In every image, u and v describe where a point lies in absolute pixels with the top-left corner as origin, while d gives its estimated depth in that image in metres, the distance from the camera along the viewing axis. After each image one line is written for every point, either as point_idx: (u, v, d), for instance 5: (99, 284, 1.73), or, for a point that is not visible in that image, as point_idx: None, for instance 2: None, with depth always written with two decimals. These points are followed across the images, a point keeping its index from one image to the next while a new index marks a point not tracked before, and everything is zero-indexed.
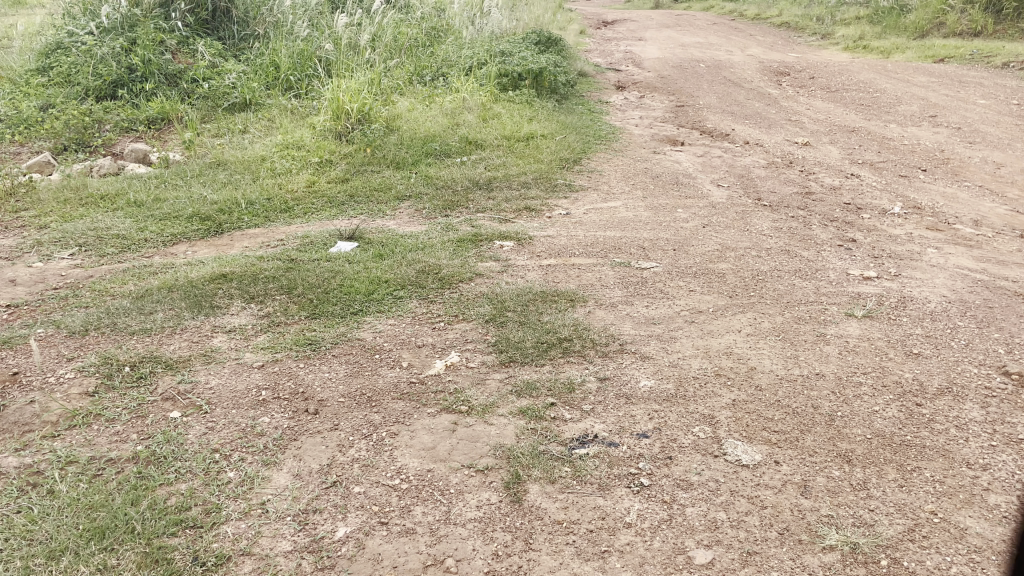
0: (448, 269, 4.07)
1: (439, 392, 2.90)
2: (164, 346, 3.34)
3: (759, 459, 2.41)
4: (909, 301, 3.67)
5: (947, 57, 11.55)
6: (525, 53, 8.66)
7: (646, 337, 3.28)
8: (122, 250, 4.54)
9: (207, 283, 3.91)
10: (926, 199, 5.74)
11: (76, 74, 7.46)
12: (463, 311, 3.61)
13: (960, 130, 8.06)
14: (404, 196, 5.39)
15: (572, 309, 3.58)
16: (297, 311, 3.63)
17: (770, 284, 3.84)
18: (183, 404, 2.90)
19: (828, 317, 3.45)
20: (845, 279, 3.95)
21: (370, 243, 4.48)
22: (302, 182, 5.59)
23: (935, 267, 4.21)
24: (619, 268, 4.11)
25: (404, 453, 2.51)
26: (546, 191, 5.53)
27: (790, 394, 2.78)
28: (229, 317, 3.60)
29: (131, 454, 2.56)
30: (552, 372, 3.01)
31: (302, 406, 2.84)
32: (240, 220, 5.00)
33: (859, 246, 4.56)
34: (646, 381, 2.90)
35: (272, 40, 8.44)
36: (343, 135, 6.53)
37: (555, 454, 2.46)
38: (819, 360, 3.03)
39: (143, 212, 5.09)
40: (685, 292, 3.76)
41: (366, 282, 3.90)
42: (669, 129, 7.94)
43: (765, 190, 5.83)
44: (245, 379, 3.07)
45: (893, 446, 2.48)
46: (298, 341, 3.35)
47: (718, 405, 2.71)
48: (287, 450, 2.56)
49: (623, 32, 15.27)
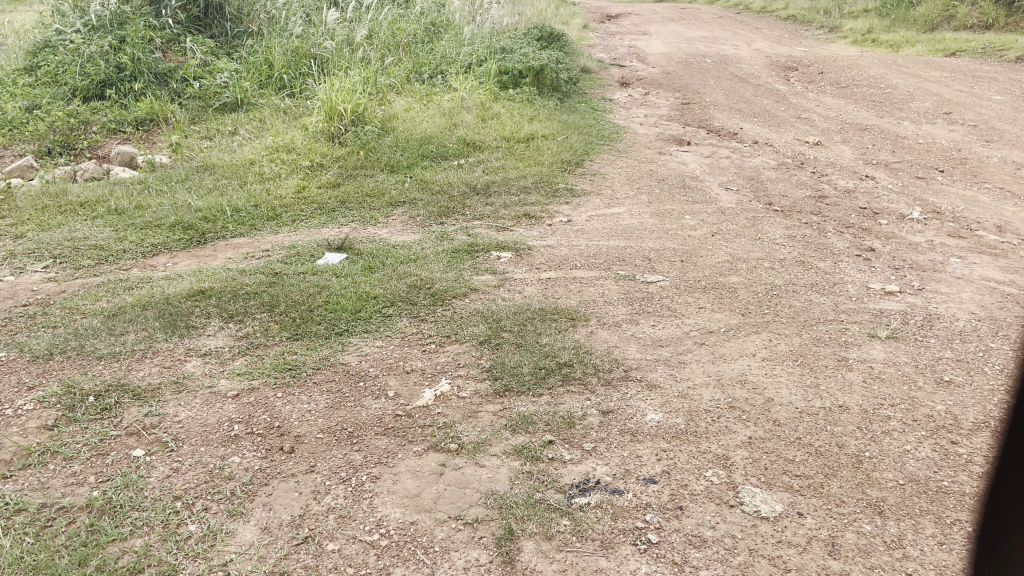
0: (441, 284, 3.82)
1: (427, 427, 2.65)
2: (133, 372, 3.09)
3: (780, 511, 2.16)
4: (936, 319, 3.41)
5: (959, 51, 11.25)
6: (526, 50, 8.41)
7: (652, 362, 3.03)
8: (98, 263, 4.30)
9: (185, 300, 3.66)
10: (946, 203, 5.47)
11: (63, 74, 7.21)
12: (456, 331, 3.36)
13: (976, 127, 7.79)
14: (398, 202, 5.14)
15: (573, 329, 3.33)
16: (279, 332, 3.39)
17: (785, 300, 3.59)
18: (149, 440, 2.66)
19: (849, 338, 3.19)
20: (865, 294, 3.69)
21: (360, 254, 4.23)
22: (292, 188, 5.33)
23: (960, 280, 3.95)
24: (623, 282, 3.85)
25: (385, 502, 2.26)
26: (547, 197, 5.27)
27: (812, 430, 2.52)
28: (205, 339, 3.36)
29: (84, 501, 2.33)
30: (551, 403, 2.76)
31: (277, 443, 2.60)
32: (225, 229, 4.76)
33: (878, 255, 4.30)
34: (653, 415, 2.65)
35: (265, 37, 8.17)
36: (335, 137, 6.27)
37: (552, 504, 2.22)
38: (842, 389, 2.78)
39: (123, 221, 4.85)
40: (694, 309, 3.51)
41: (353, 298, 3.65)
42: (675, 128, 7.67)
43: (776, 193, 5.57)
44: (217, 410, 2.83)
45: (929, 494, 2.23)
46: (277, 366, 3.11)
47: (732, 444, 2.46)
48: (256, 498, 2.31)
49: (627, 26, 14.96)
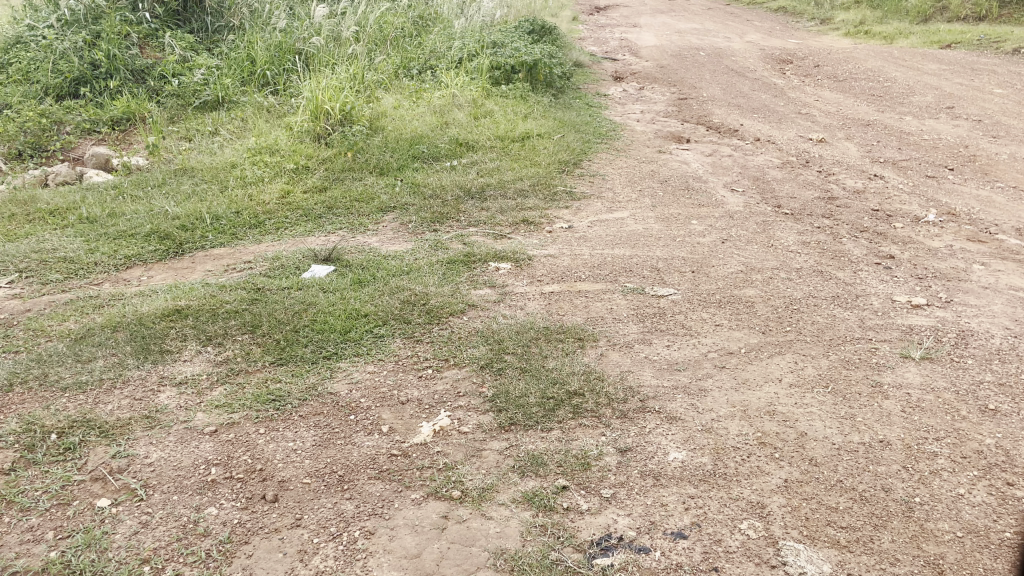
0: (437, 299, 3.56)
1: (425, 470, 2.40)
2: (101, 406, 2.81)
3: (829, 572, 1.92)
4: (970, 336, 3.17)
5: (955, 42, 11.05)
6: (518, 43, 8.13)
7: (671, 390, 2.77)
8: (68, 277, 4.01)
9: (159, 321, 3.38)
10: (960, 204, 5.24)
11: (35, 71, 6.88)
12: (455, 354, 3.09)
13: (981, 122, 7.57)
14: (388, 207, 4.86)
15: (581, 351, 3.07)
16: (261, 356, 3.12)
17: (806, 316, 3.34)
18: (115, 487, 2.39)
19: (880, 360, 2.95)
20: (891, 308, 3.45)
21: (349, 267, 3.96)
22: (275, 193, 5.04)
23: (988, 289, 3.71)
24: (632, 296, 3.59)
25: (381, 564, 2.01)
26: (545, 200, 5.01)
27: (854, 471, 2.28)
28: (181, 365, 3.08)
29: (40, 565, 2.07)
30: (562, 440, 2.50)
31: (258, 491, 2.33)
32: (204, 238, 4.47)
33: (898, 263, 4.06)
34: (677, 454, 2.40)
35: (247, 32, 7.83)
36: (321, 137, 5.98)
37: (570, 565, 1.97)
38: (881, 421, 2.53)
39: (95, 230, 4.55)
40: (711, 328, 3.25)
41: (342, 317, 3.38)
42: (673, 124, 7.41)
43: (783, 195, 5.33)
44: (192, 450, 2.56)
45: (992, 549, 1.99)
46: (258, 397, 2.83)
47: (768, 489, 2.21)
48: (234, 561, 2.06)
49: (616, 17, 14.69)
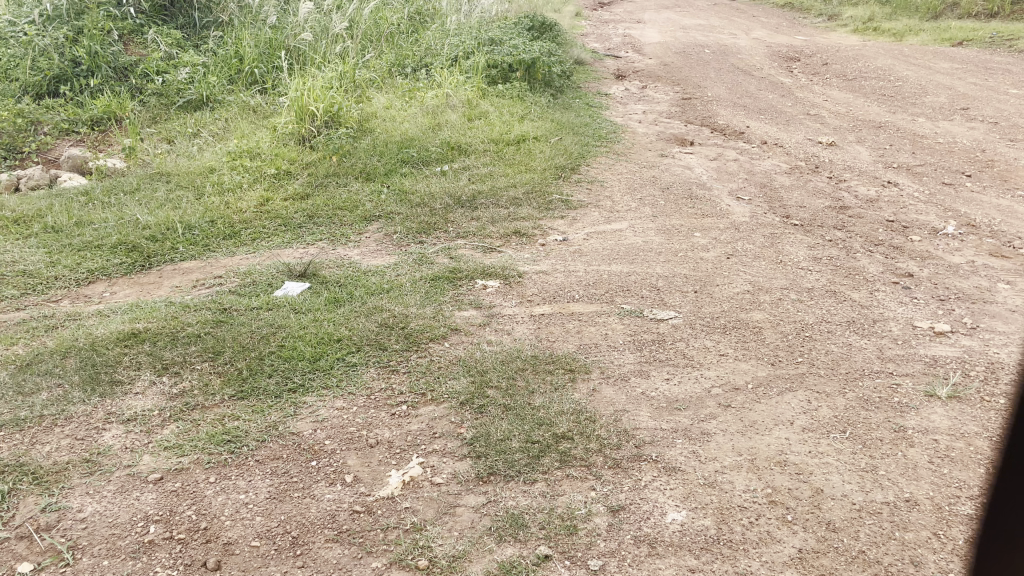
0: (417, 322, 3.27)
1: (390, 531, 2.12)
2: (37, 448, 2.53)
3: None
4: (1000, 368, 2.88)
5: (967, 40, 10.72)
6: (517, 40, 7.82)
7: (670, 434, 2.48)
8: (24, 293, 3.73)
9: (113, 346, 3.10)
10: (979, 214, 4.94)
11: (13, 69, 6.61)
12: (433, 387, 2.81)
13: (997, 124, 7.25)
14: (372, 216, 4.58)
15: (572, 385, 2.78)
16: (221, 389, 2.83)
17: (820, 345, 3.05)
18: (40, 548, 2.11)
19: (903, 400, 2.65)
20: (912, 335, 3.16)
21: (325, 283, 3.68)
22: (254, 201, 4.76)
23: (1016, 312, 3.42)
24: (629, 320, 3.31)
25: None
26: (539, 209, 4.72)
27: (878, 540, 2.00)
28: (132, 399, 2.80)
29: None
30: (548, 495, 2.22)
31: (200, 556, 2.06)
32: (174, 250, 4.19)
33: (917, 282, 3.76)
34: (676, 515, 2.12)
35: (236, 27, 7.53)
36: (306, 139, 5.68)
37: None
38: (906, 477, 2.24)
39: (59, 241, 4.28)
40: (714, 358, 2.97)
41: (313, 343, 3.10)
42: (676, 126, 7.10)
43: (792, 203, 5.03)
44: (132, 503, 2.28)
45: None
46: (212, 438, 2.55)
47: (779, 562, 1.93)
48: None
49: (621, 13, 14.38)
